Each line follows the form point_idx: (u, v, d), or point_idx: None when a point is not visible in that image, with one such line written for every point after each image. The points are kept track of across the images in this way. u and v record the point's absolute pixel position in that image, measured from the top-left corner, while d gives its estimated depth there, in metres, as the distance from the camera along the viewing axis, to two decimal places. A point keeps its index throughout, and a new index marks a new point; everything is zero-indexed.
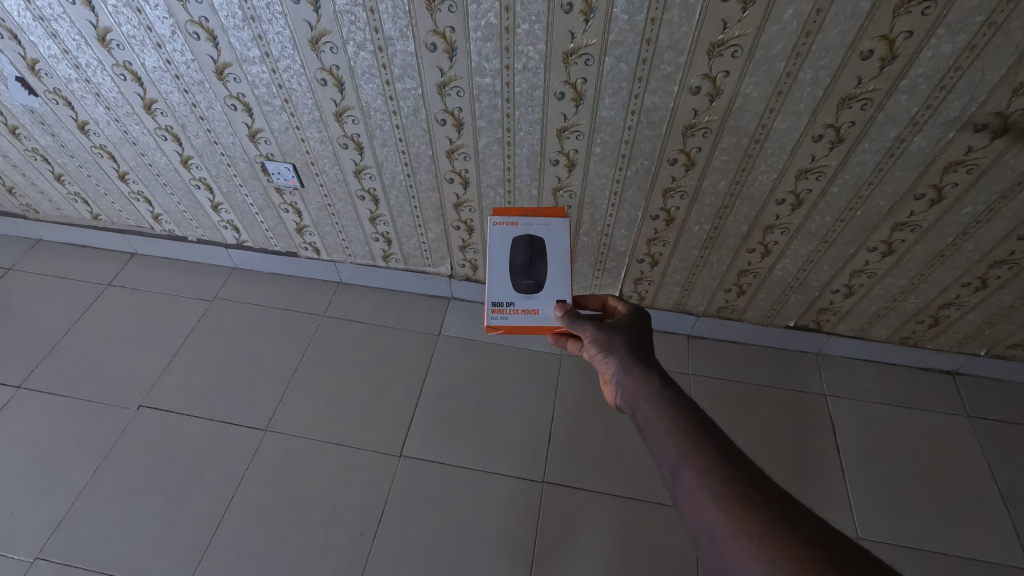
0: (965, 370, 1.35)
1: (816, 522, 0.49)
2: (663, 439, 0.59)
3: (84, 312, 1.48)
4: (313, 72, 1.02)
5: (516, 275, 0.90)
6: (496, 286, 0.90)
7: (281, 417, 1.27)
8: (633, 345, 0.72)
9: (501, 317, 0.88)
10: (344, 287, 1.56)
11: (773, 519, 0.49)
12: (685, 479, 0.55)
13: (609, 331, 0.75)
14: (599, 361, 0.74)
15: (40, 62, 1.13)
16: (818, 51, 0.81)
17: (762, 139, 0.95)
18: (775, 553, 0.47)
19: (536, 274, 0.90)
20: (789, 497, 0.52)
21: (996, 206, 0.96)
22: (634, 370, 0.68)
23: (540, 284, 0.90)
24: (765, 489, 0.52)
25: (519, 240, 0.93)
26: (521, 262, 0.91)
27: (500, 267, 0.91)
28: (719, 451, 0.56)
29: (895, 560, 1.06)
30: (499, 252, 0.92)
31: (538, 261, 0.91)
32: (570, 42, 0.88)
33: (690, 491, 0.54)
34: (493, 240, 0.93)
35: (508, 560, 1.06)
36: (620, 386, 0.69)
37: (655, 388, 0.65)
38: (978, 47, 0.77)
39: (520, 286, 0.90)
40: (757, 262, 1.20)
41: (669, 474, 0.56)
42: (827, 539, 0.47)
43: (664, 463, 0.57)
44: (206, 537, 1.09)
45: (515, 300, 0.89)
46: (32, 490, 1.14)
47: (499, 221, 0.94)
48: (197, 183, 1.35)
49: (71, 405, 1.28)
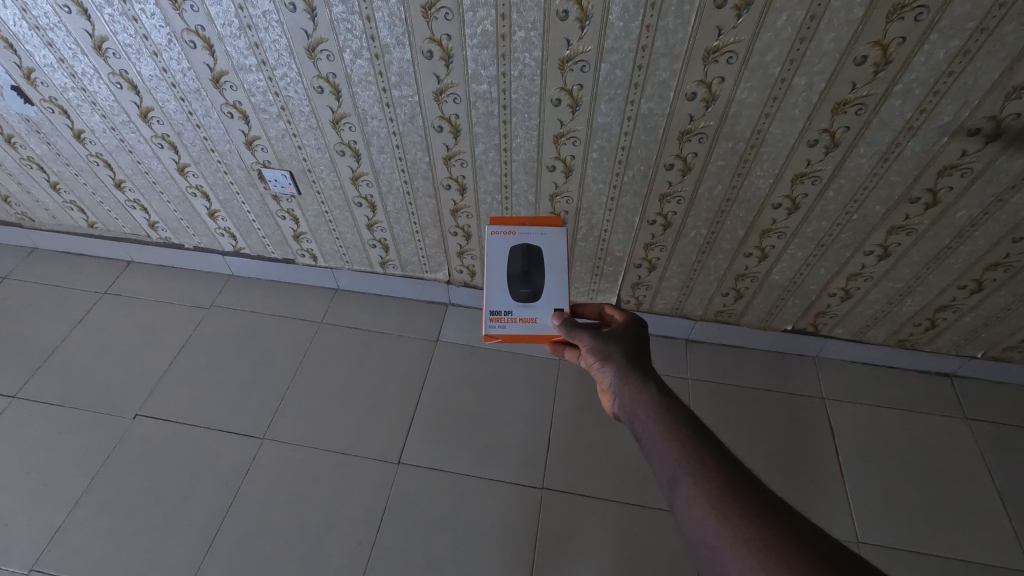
0: (962, 372, 1.35)
1: (812, 529, 0.49)
2: (660, 447, 0.59)
3: (80, 320, 1.47)
4: (309, 80, 1.02)
5: (514, 283, 0.90)
6: (494, 294, 0.90)
7: (278, 425, 1.27)
8: (630, 353, 0.73)
9: (500, 325, 0.88)
10: (341, 294, 1.56)
11: (770, 526, 0.49)
12: (683, 487, 0.55)
13: (607, 339, 0.75)
14: (596, 369, 0.74)
15: (36, 71, 1.13)
16: (812, 57, 0.82)
17: (758, 144, 0.95)
18: (773, 560, 0.46)
19: (534, 282, 0.90)
20: (786, 505, 0.52)
21: (990, 209, 0.96)
22: (631, 378, 0.68)
23: (538, 292, 0.90)
24: (763, 497, 0.52)
25: (517, 249, 0.93)
26: (519, 270, 0.91)
27: (498, 276, 0.91)
28: (716, 459, 0.56)
29: (895, 563, 1.06)
30: (497, 261, 0.92)
31: (536, 270, 0.92)
32: (566, 49, 0.88)
33: (687, 499, 0.54)
34: (491, 249, 0.93)
35: (508, 568, 1.06)
36: (617, 394, 0.69)
37: (652, 396, 0.65)
38: (970, 52, 0.77)
39: (518, 294, 0.89)
40: (754, 266, 1.20)
41: (666, 482, 0.56)
42: (825, 546, 0.47)
43: (662, 472, 0.57)
44: (204, 547, 1.08)
45: (513, 308, 0.89)
46: (27, 501, 1.13)
47: (497, 230, 0.95)
48: (194, 191, 1.35)
49: (67, 414, 1.27)
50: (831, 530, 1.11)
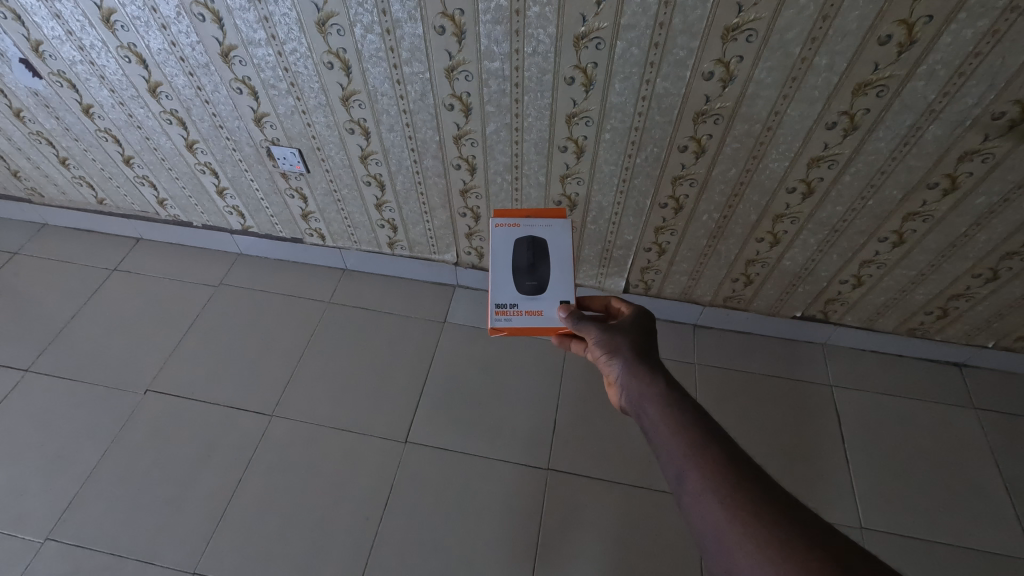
0: (972, 362, 1.34)
1: (821, 524, 0.49)
2: (668, 442, 0.59)
3: (91, 296, 1.48)
4: (319, 55, 1.00)
5: (519, 276, 0.89)
6: (499, 287, 0.89)
7: (286, 403, 1.28)
8: (638, 346, 0.72)
9: (505, 319, 0.87)
10: (349, 274, 1.56)
11: (778, 521, 0.49)
12: (690, 482, 0.55)
13: (613, 332, 0.74)
14: (603, 362, 0.73)
15: (44, 44, 1.12)
16: (835, 35, 0.80)
17: (775, 126, 0.93)
18: (781, 555, 0.47)
19: (540, 275, 0.90)
20: (794, 499, 0.52)
21: (1010, 196, 0.95)
22: (638, 372, 0.68)
23: (543, 285, 0.89)
24: (771, 492, 0.52)
25: (522, 242, 0.93)
26: (524, 263, 0.90)
27: (503, 269, 0.90)
28: (724, 453, 0.56)
29: (898, 551, 1.07)
30: (501, 253, 0.92)
31: (541, 263, 0.91)
32: (581, 26, 0.86)
33: (695, 494, 0.54)
34: (496, 242, 0.93)
35: (513, 546, 1.07)
36: (624, 388, 0.68)
37: (659, 390, 0.65)
38: (1000, 32, 0.75)
39: (524, 288, 0.89)
40: (766, 251, 1.19)
41: (674, 477, 0.56)
42: (832, 541, 0.47)
43: (669, 467, 0.57)
44: (213, 520, 1.10)
45: (518, 301, 0.88)
46: (41, 472, 1.15)
47: (501, 224, 0.95)
48: (202, 168, 1.34)
49: (78, 388, 1.29)
50: (834, 516, 1.12)
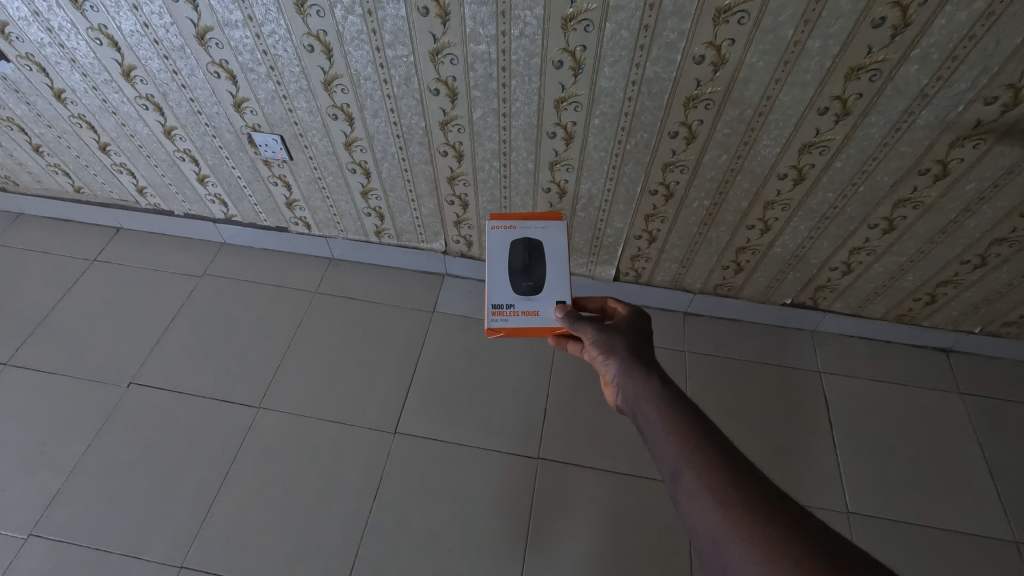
0: (958, 348, 1.35)
1: (816, 523, 0.49)
2: (664, 441, 0.58)
3: (71, 287, 1.45)
4: (299, 37, 0.97)
5: (515, 277, 0.88)
6: (495, 287, 0.87)
7: (274, 396, 1.26)
8: (634, 346, 0.71)
9: (501, 319, 0.85)
10: (336, 264, 1.53)
11: (772, 520, 0.49)
12: (685, 479, 0.54)
13: (610, 332, 0.73)
14: (599, 363, 0.72)
15: (10, 25, 1.07)
16: (828, 17, 0.78)
17: (767, 111, 0.92)
18: (774, 554, 0.46)
19: (536, 275, 0.88)
20: (788, 498, 0.51)
21: (1000, 181, 0.94)
22: (634, 371, 0.67)
23: (540, 286, 0.88)
24: (765, 491, 0.52)
25: (517, 244, 0.91)
26: (519, 264, 0.89)
27: (498, 270, 0.89)
28: (719, 452, 0.55)
29: (880, 535, 1.09)
30: (497, 255, 0.90)
31: (537, 264, 0.89)
32: (569, 7, 0.84)
33: (690, 493, 0.53)
34: (492, 243, 0.91)
35: (503, 533, 1.08)
36: (621, 388, 0.67)
37: (655, 389, 0.64)
38: (994, 15, 0.73)
39: (520, 288, 0.87)
40: (756, 238, 1.18)
41: (670, 476, 0.56)
42: (824, 539, 0.47)
43: (665, 466, 0.57)
44: (202, 513, 1.09)
45: (514, 302, 0.86)
46: (24, 468, 1.13)
47: (497, 225, 0.93)
48: (182, 155, 1.30)
49: (59, 382, 1.26)
50: (820, 501, 1.13)
